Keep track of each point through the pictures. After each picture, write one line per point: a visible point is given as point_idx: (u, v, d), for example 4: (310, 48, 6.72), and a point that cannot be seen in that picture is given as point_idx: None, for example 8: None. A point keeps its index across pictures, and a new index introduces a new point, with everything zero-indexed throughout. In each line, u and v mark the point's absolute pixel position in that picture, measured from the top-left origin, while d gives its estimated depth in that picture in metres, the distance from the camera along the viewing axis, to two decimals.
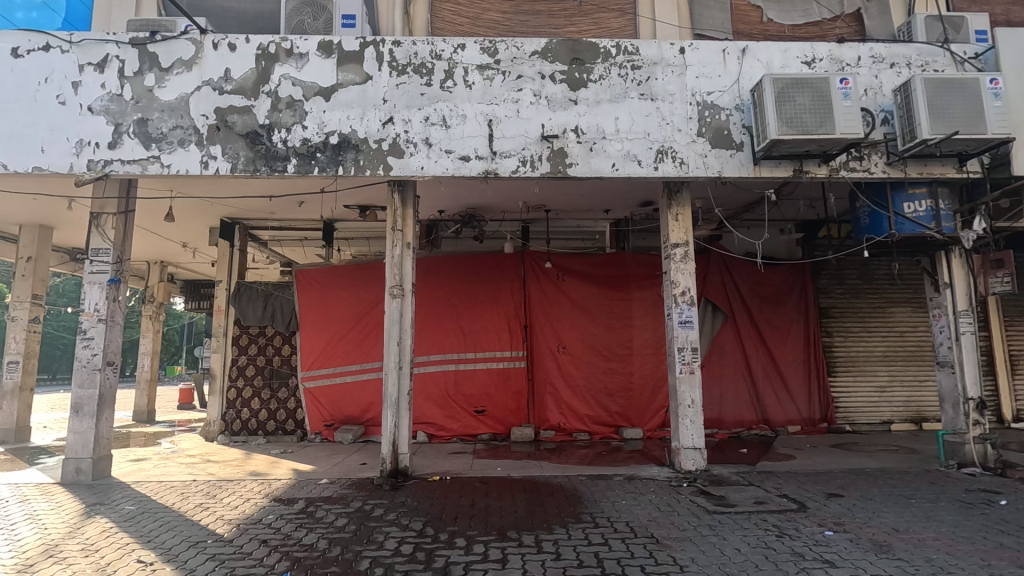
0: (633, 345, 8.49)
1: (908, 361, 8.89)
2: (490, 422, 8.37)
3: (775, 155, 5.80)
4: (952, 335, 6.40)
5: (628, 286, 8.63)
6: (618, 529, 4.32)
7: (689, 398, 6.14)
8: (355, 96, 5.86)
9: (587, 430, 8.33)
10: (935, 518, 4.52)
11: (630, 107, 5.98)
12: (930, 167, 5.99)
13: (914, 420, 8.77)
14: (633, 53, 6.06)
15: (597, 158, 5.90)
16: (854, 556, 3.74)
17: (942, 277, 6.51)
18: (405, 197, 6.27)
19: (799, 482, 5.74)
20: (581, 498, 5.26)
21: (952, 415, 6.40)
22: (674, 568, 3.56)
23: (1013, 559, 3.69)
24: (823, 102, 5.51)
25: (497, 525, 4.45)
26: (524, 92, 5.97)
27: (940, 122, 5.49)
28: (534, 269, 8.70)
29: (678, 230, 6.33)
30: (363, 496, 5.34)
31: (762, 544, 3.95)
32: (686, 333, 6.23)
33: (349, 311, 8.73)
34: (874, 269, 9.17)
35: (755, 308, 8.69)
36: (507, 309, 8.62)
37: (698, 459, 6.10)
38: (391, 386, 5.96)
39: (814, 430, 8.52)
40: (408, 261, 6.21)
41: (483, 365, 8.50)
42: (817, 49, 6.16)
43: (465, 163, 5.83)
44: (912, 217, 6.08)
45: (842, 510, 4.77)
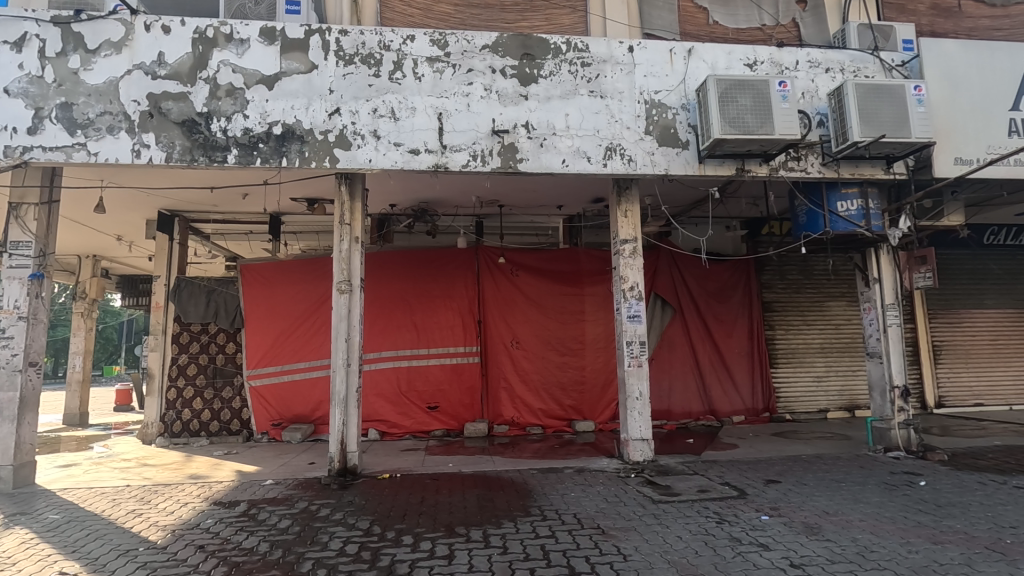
0: (585, 339, 8.62)
1: (842, 352, 9.38)
2: (443, 418, 8.32)
3: (718, 153, 5.98)
4: (881, 328, 6.76)
5: (581, 281, 8.74)
6: (566, 522, 4.37)
7: (638, 390, 6.28)
8: (300, 86, 5.68)
9: (540, 424, 8.39)
10: (862, 500, 4.79)
11: (580, 104, 6.04)
12: (861, 168, 6.30)
13: (848, 408, 9.27)
14: (583, 50, 6.13)
15: (547, 154, 5.92)
16: (787, 539, 3.92)
17: (872, 272, 6.88)
18: (353, 190, 6.12)
19: (740, 470, 5.98)
20: (531, 492, 5.29)
21: (880, 403, 6.79)
22: (617, 557, 3.63)
23: (929, 536, 3.95)
24: (763, 104, 5.73)
25: (446, 521, 4.44)
26: (475, 86, 5.94)
27: (870, 126, 5.80)
28: (488, 264, 8.69)
29: (627, 225, 6.44)
30: (309, 496, 5.21)
31: (702, 531, 4.08)
32: (635, 328, 6.36)
33: (298, 307, 8.50)
34: (813, 265, 9.62)
35: (702, 303, 8.96)
36: (461, 305, 8.58)
37: (646, 451, 6.26)
38: (340, 383, 5.84)
39: (757, 420, 8.87)
40: (357, 255, 6.08)
41: (436, 361, 8.43)
42: (759, 52, 6.38)
43: (414, 156, 5.74)
44: (845, 216, 6.40)
45: (778, 495, 4.99)
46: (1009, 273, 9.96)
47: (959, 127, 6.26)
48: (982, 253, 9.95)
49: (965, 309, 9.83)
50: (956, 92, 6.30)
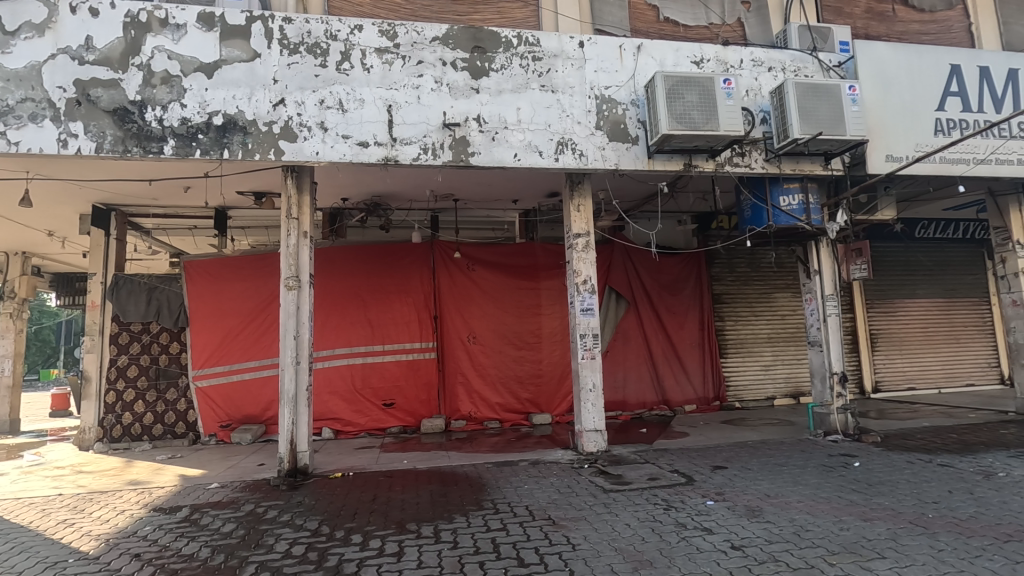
0: (541, 333, 8.68)
1: (787, 341, 9.78)
2: (400, 414, 8.23)
3: (666, 149, 6.12)
4: (821, 317, 7.05)
5: (537, 275, 8.80)
6: (517, 514, 4.40)
7: (591, 382, 6.37)
8: (242, 75, 5.47)
9: (497, 418, 8.42)
10: (801, 482, 5.01)
11: (532, 98, 6.05)
12: (801, 164, 6.57)
13: (792, 395, 9.67)
14: (534, 44, 6.13)
15: (498, 147, 5.91)
16: (729, 522, 4.06)
17: (813, 264, 7.15)
18: (300, 183, 5.95)
19: (690, 457, 6.16)
20: (485, 485, 5.30)
21: (820, 389, 7.08)
22: (566, 547, 3.67)
23: (860, 513, 4.17)
24: (708, 100, 5.89)
25: (397, 518, 4.39)
26: (425, 78, 5.86)
27: (808, 123, 6.04)
28: (443, 259, 8.63)
29: (580, 220, 6.51)
30: (256, 498, 5.07)
31: (650, 518, 4.18)
32: (588, 321, 6.45)
33: (246, 305, 8.24)
34: (761, 258, 9.96)
35: (655, 295, 9.16)
36: (417, 300, 8.49)
37: (599, 441, 6.36)
38: (288, 382, 5.69)
39: (708, 408, 9.14)
40: (305, 250, 5.92)
41: (392, 357, 8.31)
42: (705, 50, 6.54)
43: (364, 149, 5.63)
44: (788, 210, 6.63)
45: (724, 481, 5.16)
46: (938, 264, 10.60)
47: (890, 126, 6.59)
48: (913, 246, 10.55)
49: (899, 298, 10.38)
50: (888, 93, 6.63)
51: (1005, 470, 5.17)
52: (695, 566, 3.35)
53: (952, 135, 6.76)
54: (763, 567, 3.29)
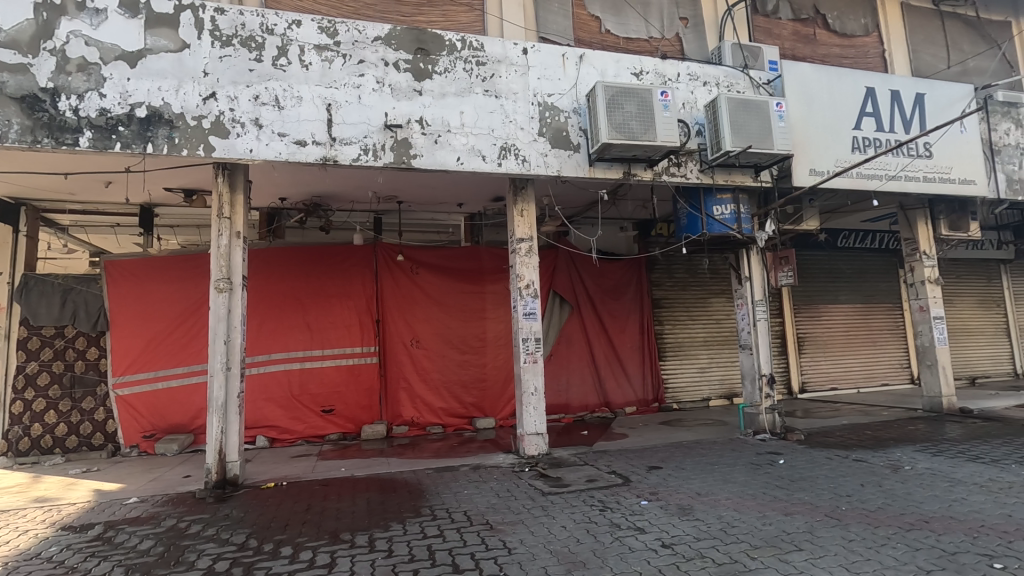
0: (486, 337, 8.68)
1: (722, 345, 10.20)
2: (340, 421, 8.01)
3: (607, 157, 6.26)
4: (751, 321, 7.38)
5: (482, 279, 8.80)
6: (455, 520, 4.36)
7: (533, 386, 6.42)
8: (168, 65, 5.20)
9: (440, 423, 8.35)
10: (730, 480, 5.23)
11: (475, 103, 6.06)
12: (733, 175, 6.89)
13: (726, 396, 10.10)
14: (478, 49, 6.14)
15: (442, 150, 5.88)
16: (661, 521, 4.18)
17: (744, 271, 7.46)
18: (233, 181, 5.70)
19: (627, 458, 6.31)
20: (424, 492, 5.23)
21: (750, 390, 7.40)
22: (502, 552, 3.68)
23: (782, 508, 4.39)
24: (646, 112, 6.08)
25: (331, 528, 4.27)
26: (366, 78, 5.76)
27: (739, 136, 6.35)
28: (387, 262, 8.48)
29: (523, 224, 6.55)
30: (180, 512, 4.79)
31: (586, 520, 4.25)
32: (530, 324, 6.49)
33: (174, 308, 7.81)
34: (698, 264, 10.34)
35: (598, 300, 9.34)
36: (358, 304, 8.30)
37: (541, 444, 6.42)
38: (217, 389, 5.41)
39: (647, 410, 9.41)
40: (238, 251, 5.67)
41: (332, 362, 8.08)
42: (645, 62, 6.76)
43: (301, 148, 5.46)
44: (720, 219, 6.91)
45: (658, 480, 5.32)
46: (858, 272, 11.35)
47: (813, 142, 7.01)
48: (836, 254, 11.24)
49: (824, 304, 11.03)
50: (811, 110, 7.06)
51: (911, 464, 5.58)
52: (626, 566, 3.43)
53: (867, 152, 7.27)
54: (690, 564, 3.41)
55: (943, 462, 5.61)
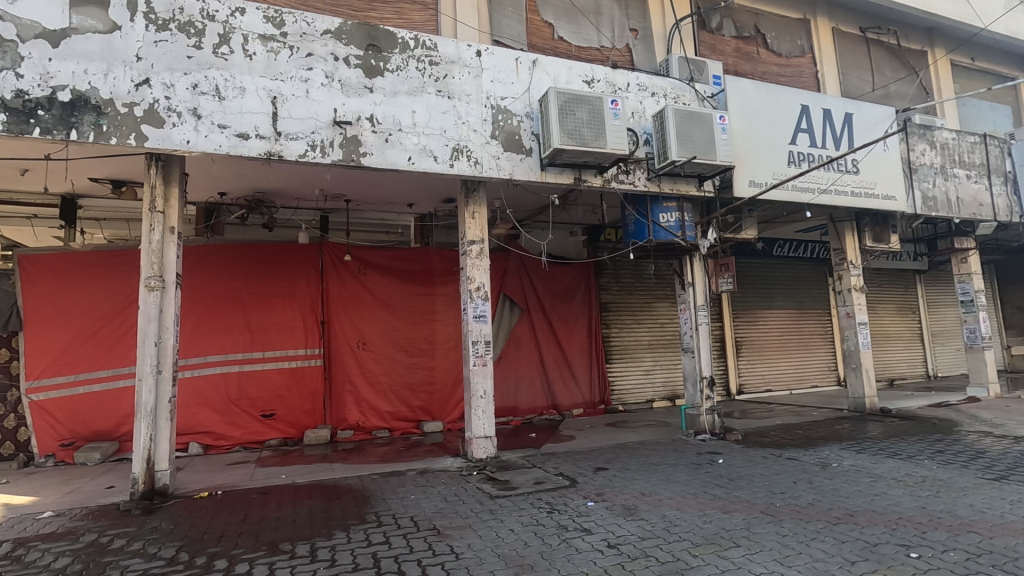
0: (435, 340, 8.59)
1: (665, 348, 10.52)
2: (280, 426, 7.70)
3: (558, 162, 6.33)
4: (693, 326, 7.63)
5: (431, 281, 8.71)
6: (401, 526, 4.28)
7: (482, 389, 6.39)
8: (96, 47, 4.86)
9: (387, 427, 8.18)
10: (672, 480, 5.39)
11: (428, 103, 5.99)
12: (678, 184, 7.12)
13: (669, 397, 10.43)
14: (431, 49, 6.08)
15: (392, 150, 5.77)
16: (607, 522, 4.26)
17: (687, 277, 7.71)
18: (168, 174, 5.39)
19: (575, 460, 6.39)
20: (369, 498, 5.10)
21: (692, 392, 7.66)
22: (449, 557, 3.63)
23: (721, 506, 4.56)
24: (597, 119, 6.20)
25: (269, 538, 4.09)
26: (315, 72, 5.59)
27: (685, 147, 6.57)
28: (333, 261, 8.24)
29: (475, 226, 6.52)
30: (101, 526, 4.47)
31: (533, 522, 4.26)
32: (480, 327, 6.47)
33: (99, 307, 7.30)
34: (644, 270, 10.62)
35: (547, 304, 9.43)
36: (303, 304, 8.02)
37: (489, 448, 6.40)
38: (147, 394, 5.09)
39: (594, 412, 9.58)
40: (172, 248, 5.35)
41: (273, 365, 7.77)
42: (596, 71, 6.90)
43: (243, 141, 5.23)
44: (666, 226, 7.12)
45: (605, 482, 5.40)
46: (791, 280, 11.98)
47: (752, 155, 7.34)
48: (771, 262, 11.82)
49: (760, 310, 11.57)
50: (751, 124, 7.40)
51: (838, 461, 5.93)
52: (573, 567, 3.46)
53: (801, 166, 7.69)
54: (634, 563, 3.48)
55: (865, 459, 6.00)
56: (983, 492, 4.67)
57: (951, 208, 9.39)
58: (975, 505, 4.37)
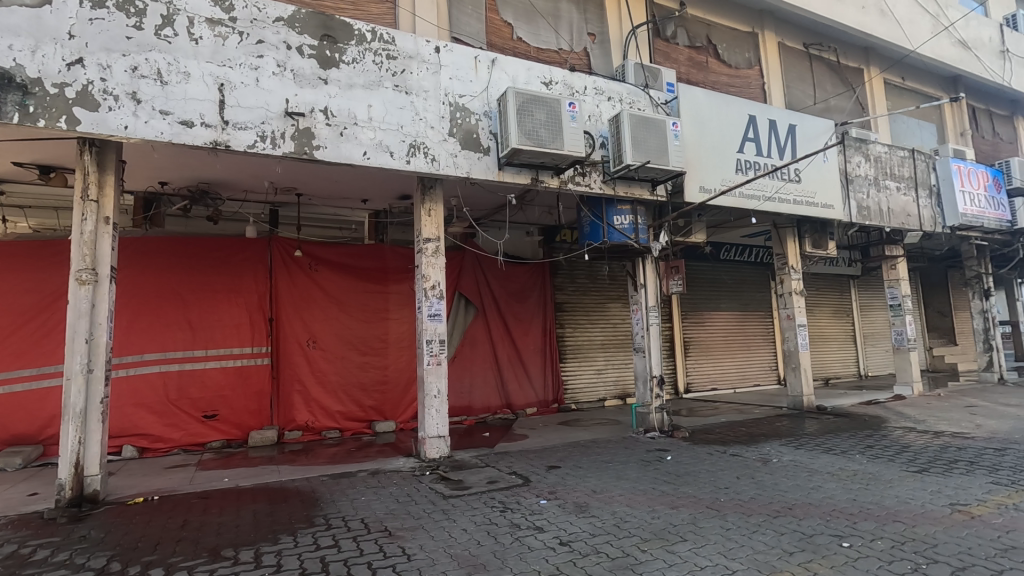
0: (388, 338, 8.45)
1: (617, 348, 10.74)
2: (224, 427, 7.39)
3: (516, 162, 6.36)
4: (645, 326, 7.80)
5: (385, 279, 8.56)
6: (351, 528, 4.19)
7: (436, 388, 6.34)
8: (23, 21, 4.51)
9: (337, 427, 8.00)
10: (623, 477, 5.51)
11: (384, 97, 5.89)
12: (632, 188, 7.27)
13: (620, 396, 10.65)
14: (389, 42, 5.97)
15: (347, 144, 5.64)
16: (559, 519, 4.31)
17: (640, 279, 7.88)
18: (103, 161, 5.07)
19: (528, 459, 6.43)
20: (317, 500, 4.97)
21: (643, 391, 7.83)
22: (401, 559, 3.58)
23: (669, 502, 4.70)
24: (555, 121, 6.26)
25: (210, 544, 3.92)
26: (266, 61, 5.39)
27: (639, 151, 6.73)
28: (282, 257, 7.97)
29: (430, 224, 6.45)
30: (22, 537, 4.16)
31: (486, 521, 4.26)
32: (435, 326, 6.41)
33: (22, 301, 6.79)
34: (598, 271, 10.79)
35: (503, 303, 9.45)
36: (249, 301, 7.73)
37: (442, 447, 6.35)
38: (75, 395, 4.77)
39: (547, 410, 9.67)
40: (106, 239, 5.03)
41: (216, 363, 7.45)
42: (554, 73, 6.96)
43: (187, 129, 4.98)
44: (620, 228, 7.27)
45: (557, 480, 5.46)
46: (736, 283, 12.46)
47: (703, 161, 7.59)
48: (719, 266, 12.24)
49: (707, 311, 11.97)
50: (702, 132, 7.64)
51: (778, 457, 6.21)
52: (525, 565, 3.48)
53: (748, 174, 8.00)
54: (586, 559, 3.53)
55: (803, 455, 6.31)
56: (907, 484, 5.01)
57: (882, 217, 10.00)
58: (900, 495, 4.68)
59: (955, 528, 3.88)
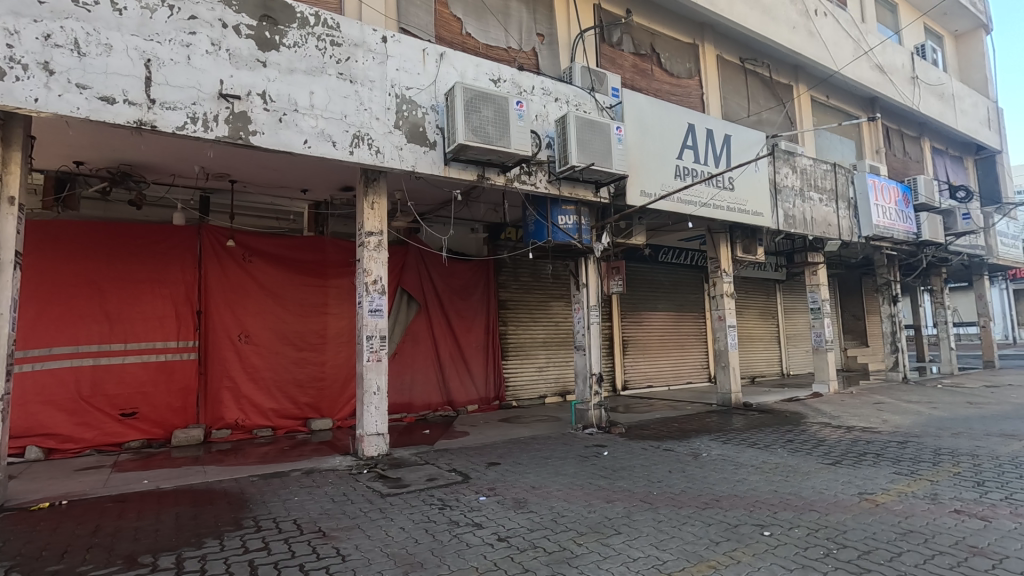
0: (327, 334, 8.21)
1: (559, 346, 10.90)
2: (143, 426, 6.95)
3: (462, 158, 6.32)
4: (586, 325, 7.95)
5: (324, 273, 8.30)
6: (282, 529, 4.04)
7: (375, 385, 6.21)
8: None
9: (270, 425, 7.70)
10: (561, 473, 5.60)
11: (327, 85, 5.70)
12: (577, 189, 7.40)
13: (560, 393, 10.84)
14: (333, 28, 5.78)
15: (286, 130, 5.42)
16: (498, 515, 4.33)
17: (582, 278, 8.03)
18: (8, 135, 4.62)
19: (468, 456, 6.42)
20: (247, 501, 4.76)
21: (582, 388, 7.99)
22: (335, 559, 3.50)
23: (605, 496, 4.82)
24: (502, 119, 6.27)
25: (126, 551, 3.68)
26: (199, 38, 5.08)
27: (584, 153, 6.85)
28: (213, 246, 7.56)
29: (374, 218, 6.31)
30: None
31: (425, 519, 4.23)
32: (376, 322, 6.28)
33: None
34: (542, 269, 10.90)
35: (446, 300, 9.39)
36: (176, 292, 7.29)
37: (380, 445, 6.23)
38: None
39: (488, 407, 9.70)
40: (11, 222, 4.60)
41: (136, 358, 6.97)
42: (503, 70, 6.97)
43: (109, 105, 4.63)
44: (564, 228, 7.38)
45: (496, 476, 5.49)
46: (673, 284, 12.95)
47: (644, 165, 7.82)
48: (657, 267, 12.66)
49: (646, 311, 12.37)
50: (644, 137, 7.87)
51: (707, 451, 6.51)
52: (463, 562, 3.47)
53: (686, 180, 8.32)
54: (523, 554, 3.57)
55: (730, 449, 6.64)
56: (822, 475, 5.37)
57: (806, 226, 10.67)
58: (816, 486, 5.02)
59: (862, 515, 4.20)
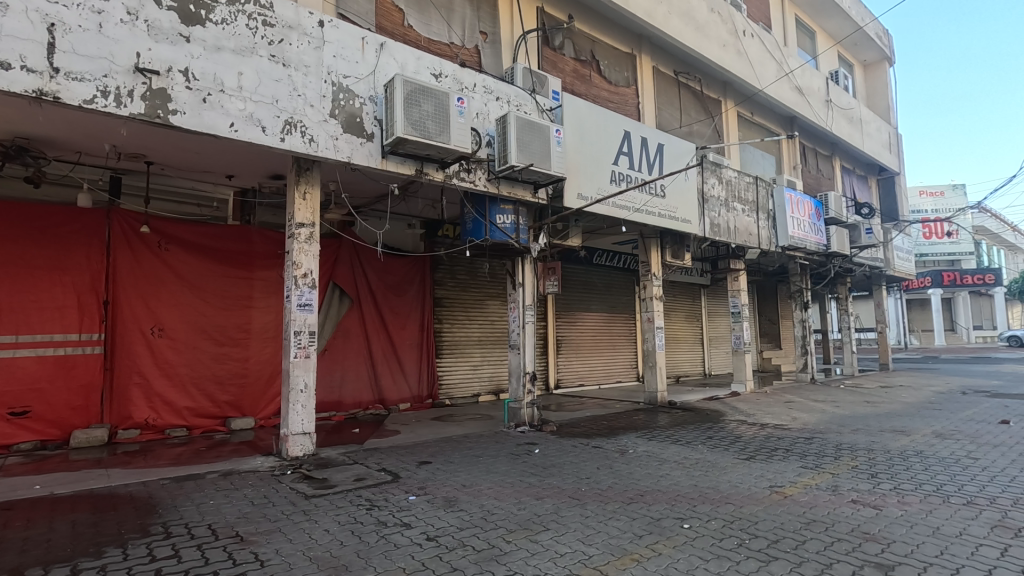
0: (250, 328, 7.82)
1: (494, 344, 10.93)
2: (37, 426, 6.30)
3: (400, 151, 6.20)
4: (521, 324, 8.01)
5: (249, 264, 7.90)
6: (195, 535, 3.81)
7: (302, 382, 5.97)
8: None
9: (185, 425, 7.23)
10: (492, 471, 5.62)
11: (257, 67, 5.41)
12: (516, 189, 7.45)
13: (493, 391, 10.87)
14: (265, 8, 5.50)
15: (211, 112, 5.10)
16: (427, 514, 4.28)
17: (519, 278, 8.07)
18: None
19: (398, 455, 6.30)
20: (155, 506, 4.44)
21: (516, 387, 8.04)
22: (253, 565, 3.33)
23: (535, 493, 4.88)
24: (442, 114, 6.21)
25: (10, 564, 3.33)
26: (112, 4, 4.68)
27: (524, 154, 6.91)
28: (124, 232, 6.99)
29: (305, 208, 6.06)
30: None
31: (351, 521, 4.10)
32: (304, 317, 6.03)
33: None
34: (479, 268, 10.87)
35: (379, 296, 9.18)
36: (79, 281, 6.68)
37: (306, 444, 6.00)
38: None
39: (421, 406, 9.58)
40: None
41: (29, 352, 6.30)
42: (444, 66, 6.90)
43: (3, 71, 4.17)
44: (502, 227, 7.40)
45: (427, 475, 5.42)
46: (606, 286, 13.31)
47: (582, 169, 7.99)
48: (592, 269, 12.97)
49: (579, 312, 12.65)
50: (582, 141, 8.04)
51: (633, 448, 6.74)
52: (390, 563, 3.41)
53: (621, 185, 8.57)
54: (451, 553, 3.55)
55: (655, 446, 6.91)
56: (737, 470, 5.70)
57: (730, 234, 11.27)
58: (732, 480, 5.32)
59: (772, 506, 4.50)
